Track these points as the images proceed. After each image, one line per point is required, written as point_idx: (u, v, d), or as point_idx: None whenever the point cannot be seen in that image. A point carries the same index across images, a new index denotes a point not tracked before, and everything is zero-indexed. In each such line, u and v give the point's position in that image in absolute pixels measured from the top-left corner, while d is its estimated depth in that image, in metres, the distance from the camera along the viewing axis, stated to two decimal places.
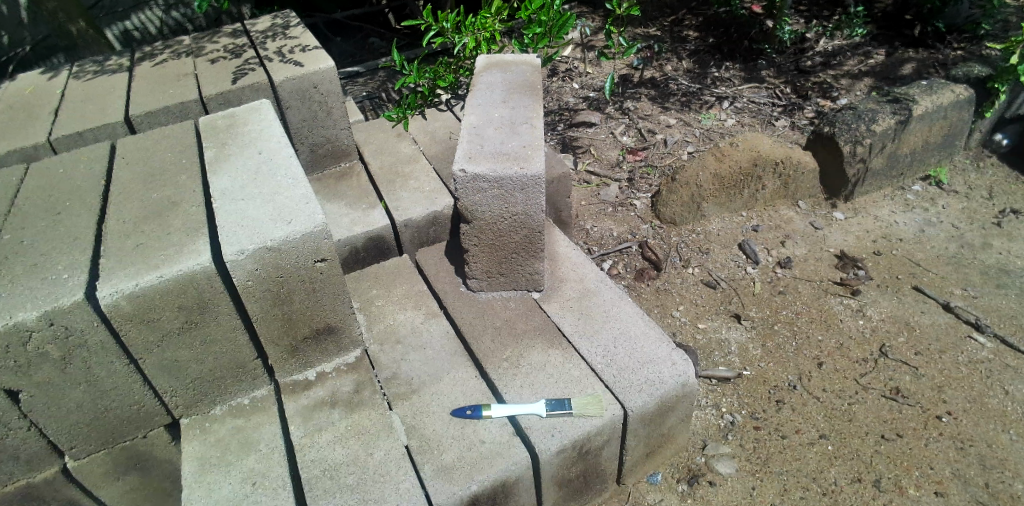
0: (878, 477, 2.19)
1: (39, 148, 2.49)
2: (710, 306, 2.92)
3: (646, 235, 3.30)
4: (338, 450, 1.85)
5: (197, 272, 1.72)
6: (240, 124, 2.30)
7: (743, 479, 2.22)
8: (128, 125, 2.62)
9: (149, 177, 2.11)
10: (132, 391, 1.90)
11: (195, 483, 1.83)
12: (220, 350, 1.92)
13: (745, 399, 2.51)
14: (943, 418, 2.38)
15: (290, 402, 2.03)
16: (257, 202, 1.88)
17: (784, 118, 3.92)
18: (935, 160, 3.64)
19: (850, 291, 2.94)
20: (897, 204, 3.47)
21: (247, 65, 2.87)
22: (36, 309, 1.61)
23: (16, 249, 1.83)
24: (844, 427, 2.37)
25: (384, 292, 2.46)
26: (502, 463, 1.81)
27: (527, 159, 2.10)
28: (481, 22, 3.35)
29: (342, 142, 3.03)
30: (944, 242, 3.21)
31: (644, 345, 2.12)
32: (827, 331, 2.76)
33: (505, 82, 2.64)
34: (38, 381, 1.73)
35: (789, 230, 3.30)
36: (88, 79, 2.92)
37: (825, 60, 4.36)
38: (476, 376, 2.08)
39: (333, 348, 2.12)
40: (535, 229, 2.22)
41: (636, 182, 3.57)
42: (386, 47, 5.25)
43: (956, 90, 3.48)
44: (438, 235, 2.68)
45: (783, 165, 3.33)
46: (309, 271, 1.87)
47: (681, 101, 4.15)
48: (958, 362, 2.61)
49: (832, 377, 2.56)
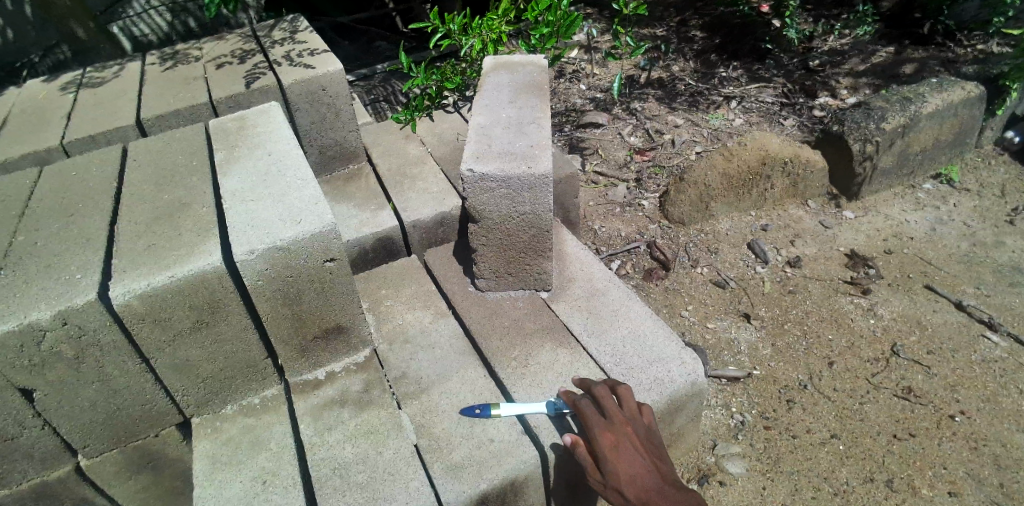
0: (891, 477, 2.18)
1: (53, 152, 2.53)
2: (720, 306, 2.90)
3: (654, 235, 3.28)
4: (347, 449, 1.86)
5: (208, 272, 1.73)
6: (250, 126, 2.32)
7: (753, 479, 2.21)
8: (139, 128, 2.65)
9: (161, 179, 2.13)
10: (144, 390, 1.91)
11: (207, 482, 1.85)
12: (231, 348, 1.93)
13: (755, 398, 2.49)
14: (956, 418, 2.36)
15: (300, 401, 2.03)
16: (266, 203, 1.89)
17: (792, 117, 3.91)
18: (946, 159, 3.62)
19: (861, 291, 2.92)
20: (908, 203, 3.45)
21: (256, 69, 2.90)
22: (50, 308, 1.63)
23: (30, 250, 1.86)
24: (856, 427, 2.35)
25: (393, 293, 2.45)
26: (512, 461, 1.81)
27: (535, 158, 2.10)
28: (488, 23, 3.31)
29: (350, 144, 3.04)
30: (956, 241, 3.18)
31: (654, 344, 2.12)
32: (838, 331, 2.74)
33: (512, 83, 2.64)
34: (51, 380, 1.75)
35: (799, 229, 3.28)
36: (100, 84, 2.96)
37: (833, 58, 4.35)
38: (484, 374, 2.08)
39: (342, 348, 2.13)
40: (543, 229, 2.22)
41: (644, 182, 3.57)
42: (393, 50, 5.27)
43: (967, 88, 3.46)
44: (447, 236, 2.69)
45: (793, 163, 3.31)
46: (318, 270, 1.88)
47: (688, 101, 4.14)
48: (971, 361, 2.58)
49: (843, 377, 2.54)
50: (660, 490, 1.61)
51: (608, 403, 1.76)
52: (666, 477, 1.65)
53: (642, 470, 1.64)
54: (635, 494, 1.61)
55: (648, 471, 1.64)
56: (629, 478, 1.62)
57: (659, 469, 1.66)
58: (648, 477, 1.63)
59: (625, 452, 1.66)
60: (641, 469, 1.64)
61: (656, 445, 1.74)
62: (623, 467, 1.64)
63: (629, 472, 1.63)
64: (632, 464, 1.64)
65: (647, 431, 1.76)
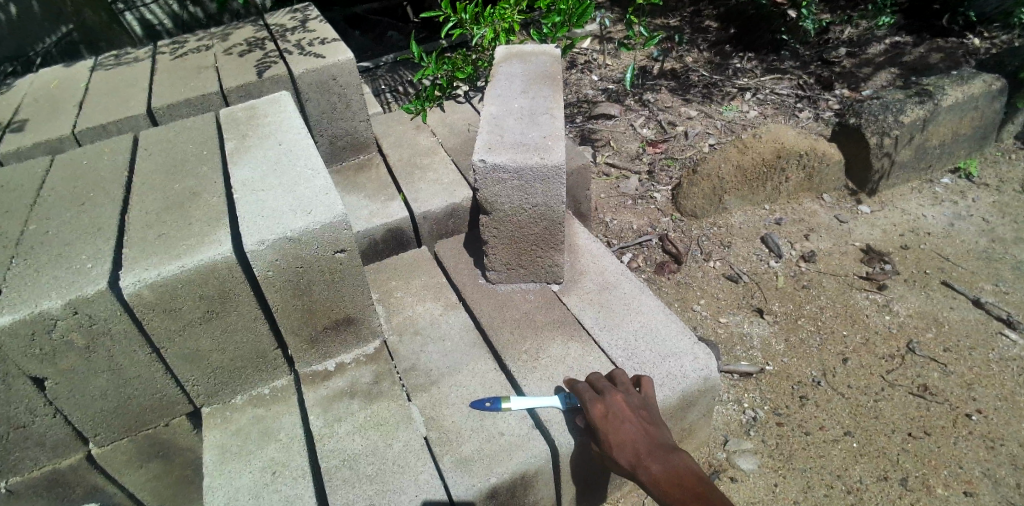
0: (905, 475, 2.15)
1: (64, 140, 2.52)
2: (732, 301, 2.87)
3: (666, 228, 3.25)
4: (357, 441, 1.86)
5: (218, 262, 1.73)
6: (260, 115, 2.30)
7: (765, 476, 2.19)
8: (150, 117, 2.64)
9: (172, 168, 2.12)
10: (154, 379, 1.92)
11: (216, 472, 1.85)
12: (241, 339, 1.93)
13: (767, 394, 2.46)
14: (972, 416, 2.32)
15: (309, 392, 2.03)
16: (277, 192, 1.88)
17: (808, 109, 3.85)
18: (965, 153, 3.55)
19: (877, 286, 2.88)
20: (926, 198, 3.39)
21: (267, 57, 2.88)
22: (61, 298, 1.63)
23: (41, 239, 1.86)
24: (870, 425, 2.32)
25: (403, 284, 2.44)
26: (523, 455, 1.79)
27: (548, 148, 2.08)
28: (499, 13, 3.26)
29: (361, 135, 3.02)
30: (974, 237, 3.12)
31: (666, 338, 2.09)
32: (853, 326, 2.70)
33: (524, 73, 2.60)
34: (62, 370, 1.75)
35: (814, 223, 3.24)
36: (111, 73, 2.95)
37: (850, 50, 4.28)
38: (495, 367, 2.07)
39: (352, 339, 2.12)
40: (555, 220, 2.20)
41: (656, 175, 3.53)
42: (404, 40, 5.24)
43: (988, 81, 3.39)
44: (457, 227, 2.67)
45: (808, 156, 3.26)
46: (329, 262, 1.87)
47: (702, 92, 4.09)
48: (989, 359, 2.54)
49: (858, 373, 2.50)
50: (649, 452, 1.58)
51: (601, 381, 1.78)
52: (657, 440, 1.61)
53: (632, 435, 1.62)
54: (625, 459, 1.60)
55: (638, 436, 1.62)
56: (619, 445, 1.62)
57: (649, 433, 1.63)
58: (636, 441, 1.61)
59: (615, 421, 1.65)
60: (632, 435, 1.62)
61: (653, 413, 1.71)
62: (613, 436, 1.64)
63: (619, 439, 1.63)
64: (621, 432, 1.63)
65: (642, 400, 1.74)
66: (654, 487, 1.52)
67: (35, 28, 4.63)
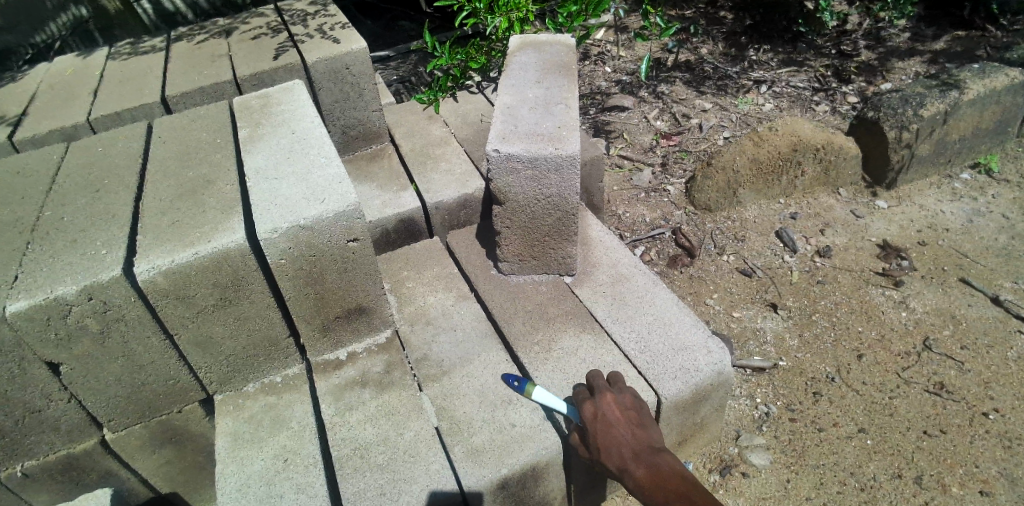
0: (920, 474, 2.12)
1: (80, 127, 2.53)
2: (746, 295, 2.85)
3: (679, 221, 3.22)
4: (368, 430, 1.86)
5: (231, 249, 1.72)
6: (273, 104, 2.30)
7: (777, 472, 2.17)
8: (164, 105, 2.64)
9: (186, 155, 2.12)
10: (167, 367, 1.92)
11: (228, 458, 1.86)
12: (253, 327, 1.93)
13: (780, 390, 2.44)
14: (990, 415, 2.29)
15: (321, 381, 2.03)
16: (291, 180, 1.87)
17: (824, 102, 3.79)
18: (987, 147, 3.49)
19: (893, 282, 2.84)
20: (944, 193, 3.33)
21: (281, 45, 2.88)
22: (76, 283, 1.63)
23: (56, 225, 1.87)
24: (885, 421, 2.29)
25: (415, 274, 2.43)
26: (533, 447, 1.79)
27: (562, 139, 2.06)
28: (515, 2, 3.22)
29: (374, 125, 3.01)
30: (993, 233, 3.06)
31: (679, 331, 2.08)
32: (868, 323, 2.67)
33: (538, 63, 2.58)
34: (76, 355, 1.76)
35: (829, 218, 3.20)
36: (125, 60, 2.95)
37: (869, 42, 4.21)
38: (506, 359, 2.06)
39: (364, 328, 2.12)
40: (566, 212, 2.18)
41: (670, 167, 3.50)
42: (416, 30, 5.21)
43: (1010, 74, 3.32)
44: (469, 218, 2.66)
45: (824, 150, 3.21)
46: (342, 250, 1.86)
47: (717, 85, 4.03)
48: (1007, 357, 2.49)
49: (872, 371, 2.47)
50: (634, 455, 1.56)
51: (597, 379, 1.79)
52: (644, 442, 1.60)
53: (619, 438, 1.61)
54: (612, 462, 1.58)
55: (625, 438, 1.61)
56: (606, 447, 1.61)
57: (635, 435, 1.62)
58: (623, 443, 1.60)
59: (603, 423, 1.65)
60: (619, 438, 1.61)
61: (644, 416, 1.70)
62: (602, 437, 1.63)
63: (607, 441, 1.62)
64: (609, 433, 1.62)
65: (633, 402, 1.73)
66: (639, 490, 1.50)
67: (47, 11, 4.29)
